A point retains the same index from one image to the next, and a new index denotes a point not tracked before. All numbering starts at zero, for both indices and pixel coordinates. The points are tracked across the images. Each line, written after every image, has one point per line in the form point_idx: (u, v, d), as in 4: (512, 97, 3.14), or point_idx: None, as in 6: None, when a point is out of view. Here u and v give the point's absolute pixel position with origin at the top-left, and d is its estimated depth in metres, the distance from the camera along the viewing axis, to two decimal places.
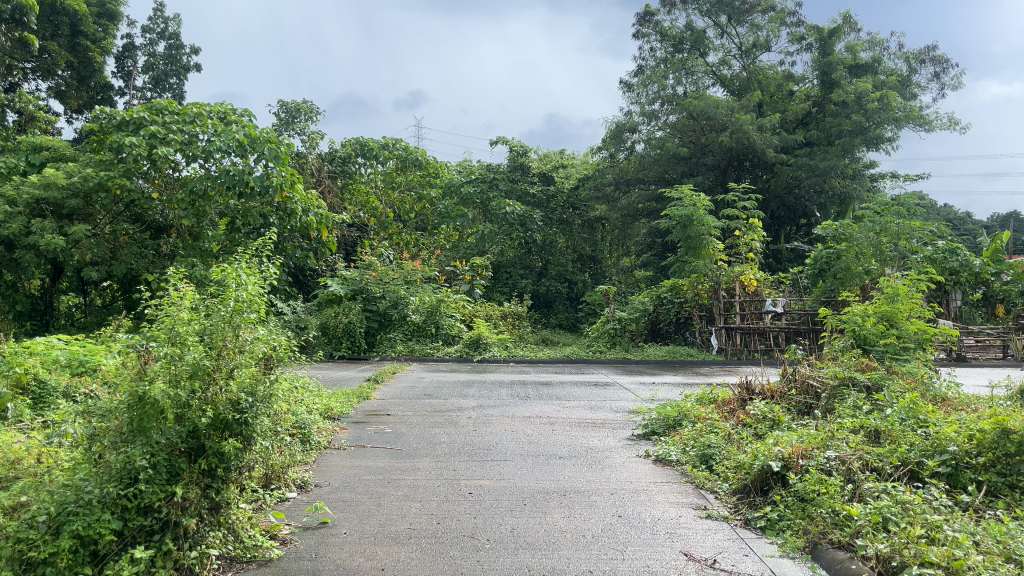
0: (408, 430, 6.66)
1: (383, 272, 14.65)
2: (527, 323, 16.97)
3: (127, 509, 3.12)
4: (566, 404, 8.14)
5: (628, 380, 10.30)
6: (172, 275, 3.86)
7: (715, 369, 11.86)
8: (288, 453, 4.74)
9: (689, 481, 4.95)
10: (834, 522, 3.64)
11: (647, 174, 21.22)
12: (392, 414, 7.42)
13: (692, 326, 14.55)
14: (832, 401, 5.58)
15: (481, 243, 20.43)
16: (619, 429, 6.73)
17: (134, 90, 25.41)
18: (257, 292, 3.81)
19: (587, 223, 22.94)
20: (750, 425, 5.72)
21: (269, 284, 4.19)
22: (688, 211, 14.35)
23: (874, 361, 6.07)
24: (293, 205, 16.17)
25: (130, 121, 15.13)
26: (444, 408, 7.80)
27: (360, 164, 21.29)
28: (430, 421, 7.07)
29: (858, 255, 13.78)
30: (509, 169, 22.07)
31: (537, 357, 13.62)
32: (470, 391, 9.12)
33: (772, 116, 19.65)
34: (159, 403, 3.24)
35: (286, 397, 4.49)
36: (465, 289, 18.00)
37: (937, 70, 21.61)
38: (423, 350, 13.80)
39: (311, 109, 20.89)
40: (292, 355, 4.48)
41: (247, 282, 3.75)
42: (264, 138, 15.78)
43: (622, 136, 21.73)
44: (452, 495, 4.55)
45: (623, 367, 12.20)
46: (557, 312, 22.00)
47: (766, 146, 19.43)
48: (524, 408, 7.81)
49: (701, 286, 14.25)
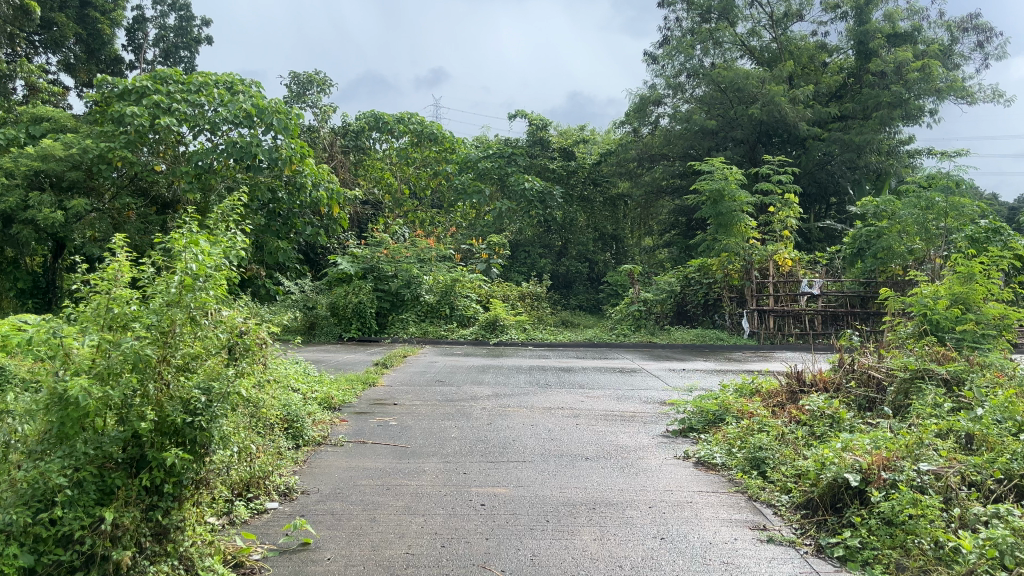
0: (416, 423, 5.97)
1: (395, 250, 13.98)
2: (546, 304, 16.26)
3: (41, 540, 2.46)
4: (589, 392, 7.41)
5: (657, 366, 9.56)
6: (117, 241, 3.14)
7: (749, 355, 11.10)
8: (269, 455, 4.07)
9: (740, 491, 4.21)
10: (938, 557, 2.90)
11: (672, 149, 20.32)
12: (399, 403, 6.75)
13: (722, 309, 13.77)
14: (903, 397, 4.85)
15: (499, 220, 19.72)
16: (651, 423, 6.00)
17: (144, 64, 24.82)
18: (218, 264, 3.07)
19: (609, 201, 22.09)
20: (805, 423, 5.00)
21: (237, 253, 3.46)
22: (719, 186, 13.48)
23: (950, 351, 5.32)
24: (302, 179, 15.52)
25: (133, 90, 14.46)
26: (457, 397, 7.10)
27: (374, 139, 20.61)
28: (441, 412, 6.39)
29: (902, 233, 12.82)
30: (529, 143, 21.31)
31: (558, 339, 12.90)
32: (486, 378, 8.40)
33: (804, 88, 18.65)
34: (82, 405, 2.55)
35: (259, 385, 3.79)
36: (482, 268, 17.26)
37: (980, 40, 20.41)
38: (437, 332, 13.08)
39: (324, 81, 20.17)
40: (265, 340, 3.77)
41: (203, 250, 3.01)
42: (272, 108, 15.08)
43: (647, 109, 20.99)
44: (462, 508, 3.84)
45: (649, 352, 11.44)
46: (576, 293, 21.34)
47: (798, 120, 18.48)
48: (544, 398, 7.11)
49: (730, 267, 13.33)
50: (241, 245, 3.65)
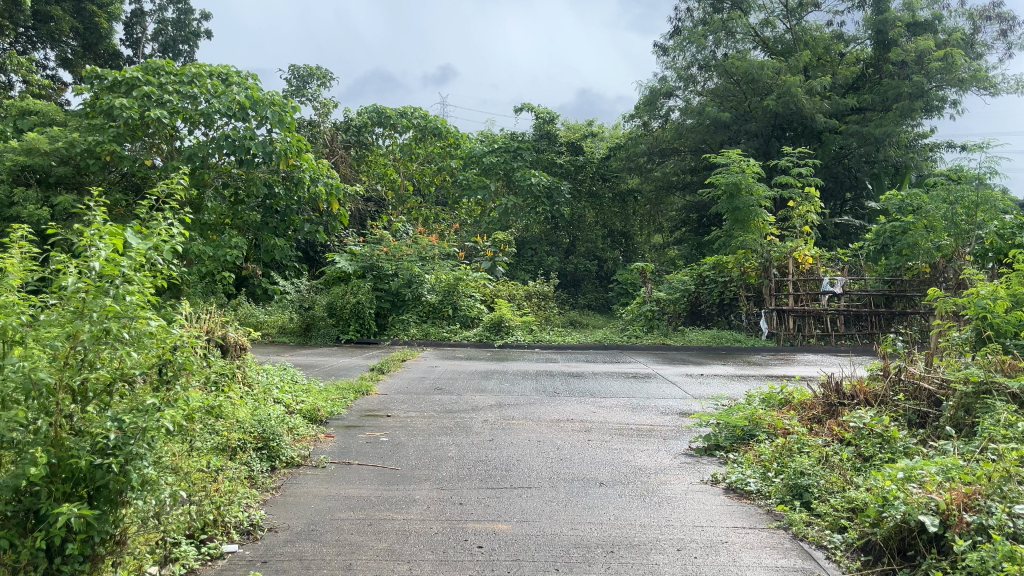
0: (409, 439, 5.37)
1: (395, 247, 13.36)
2: (554, 304, 15.67)
3: None
4: (600, 402, 6.79)
5: (673, 371, 8.91)
6: (22, 240, 2.67)
7: (769, 358, 10.48)
8: (221, 490, 3.50)
9: (782, 526, 3.59)
10: None
11: (684, 143, 19.67)
12: (392, 415, 6.16)
13: (739, 308, 13.10)
14: (963, 413, 4.29)
15: (505, 217, 19.15)
16: (671, 439, 5.40)
17: (142, 58, 24.22)
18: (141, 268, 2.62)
19: (618, 196, 21.42)
20: (852, 443, 4.40)
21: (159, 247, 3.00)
22: (736, 178, 12.82)
23: (1015, 360, 4.68)
24: (300, 174, 14.93)
25: (123, 81, 13.85)
26: (457, 407, 6.50)
27: (377, 134, 20.02)
28: (437, 426, 5.79)
29: (929, 228, 12.12)
30: (535, 137, 20.72)
31: (566, 341, 12.26)
32: (489, 385, 7.78)
33: (822, 78, 17.94)
34: None
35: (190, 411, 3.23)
36: (487, 266, 16.66)
37: (1004, 28, 19.62)
38: (439, 334, 12.48)
39: (325, 75, 19.59)
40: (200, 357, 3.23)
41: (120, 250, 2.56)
42: (268, 100, 14.54)
43: (657, 102, 20.37)
44: (456, 551, 3.24)
45: (663, 355, 10.78)
46: (585, 292, 20.76)
47: (815, 112, 17.77)
48: (552, 408, 6.51)
49: (747, 264, 12.65)
50: (167, 252, 3.17)
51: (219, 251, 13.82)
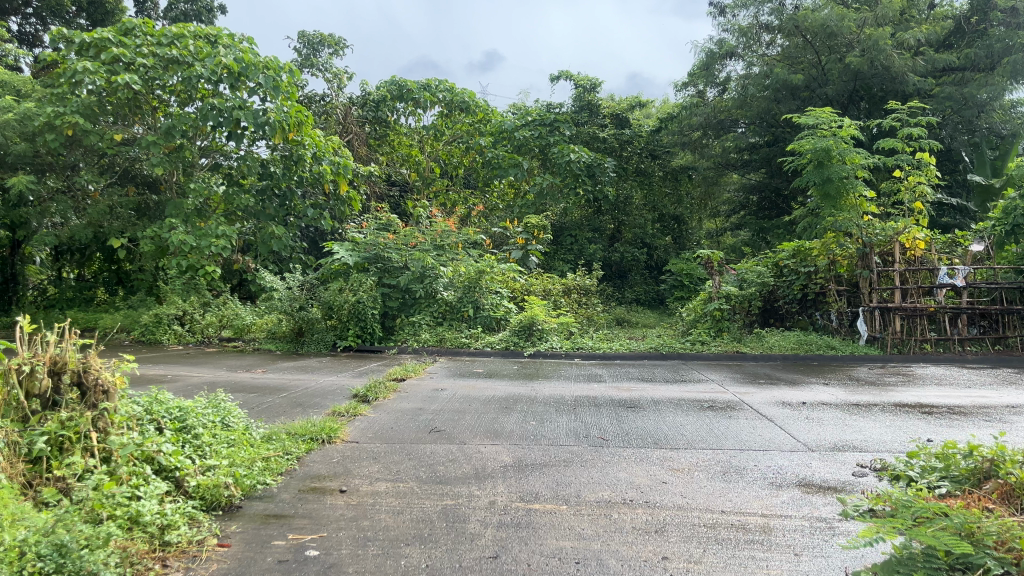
0: (353, 555, 3.11)
1: (405, 236, 11.22)
2: (597, 301, 13.33)
3: None
4: (672, 462, 4.45)
5: (761, 397, 6.53)
6: None
7: (882, 373, 8.01)
8: None
9: None
10: None
11: (746, 113, 17.03)
12: (347, 493, 3.92)
13: (828, 305, 10.57)
14: None
15: (540, 199, 16.90)
16: (814, 558, 3.06)
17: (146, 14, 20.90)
18: None
19: (670, 174, 19.04)
20: None
21: None
22: (827, 144, 10.16)
23: None
24: (301, 151, 12.78)
25: (92, 43, 11.72)
26: (450, 475, 4.21)
27: (399, 110, 17.67)
28: (411, 520, 3.50)
29: None
30: (575, 109, 18.40)
31: (614, 349, 9.90)
32: (510, 424, 5.48)
33: (915, 30, 15.17)
34: None
35: None
36: (518, 257, 14.31)
37: None
38: (457, 340, 10.24)
39: (338, 42, 17.43)
40: None
41: None
42: (260, 63, 12.26)
43: (714, 67, 17.92)
44: None
45: (738, 368, 8.36)
46: (632, 283, 18.56)
47: (907, 71, 14.93)
48: (601, 474, 4.22)
49: (839, 251, 10.10)
50: None
51: (202, 241, 11.52)
